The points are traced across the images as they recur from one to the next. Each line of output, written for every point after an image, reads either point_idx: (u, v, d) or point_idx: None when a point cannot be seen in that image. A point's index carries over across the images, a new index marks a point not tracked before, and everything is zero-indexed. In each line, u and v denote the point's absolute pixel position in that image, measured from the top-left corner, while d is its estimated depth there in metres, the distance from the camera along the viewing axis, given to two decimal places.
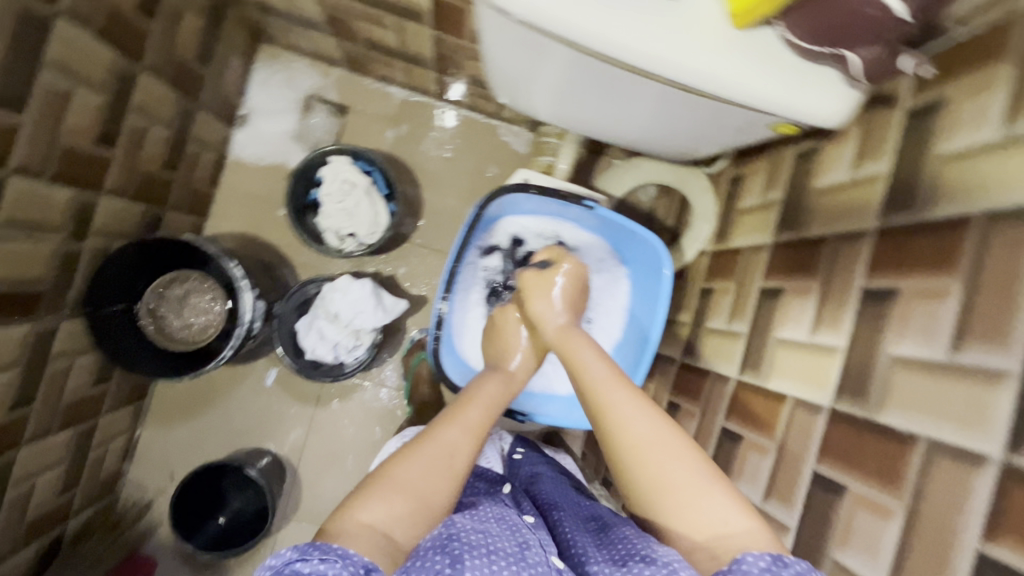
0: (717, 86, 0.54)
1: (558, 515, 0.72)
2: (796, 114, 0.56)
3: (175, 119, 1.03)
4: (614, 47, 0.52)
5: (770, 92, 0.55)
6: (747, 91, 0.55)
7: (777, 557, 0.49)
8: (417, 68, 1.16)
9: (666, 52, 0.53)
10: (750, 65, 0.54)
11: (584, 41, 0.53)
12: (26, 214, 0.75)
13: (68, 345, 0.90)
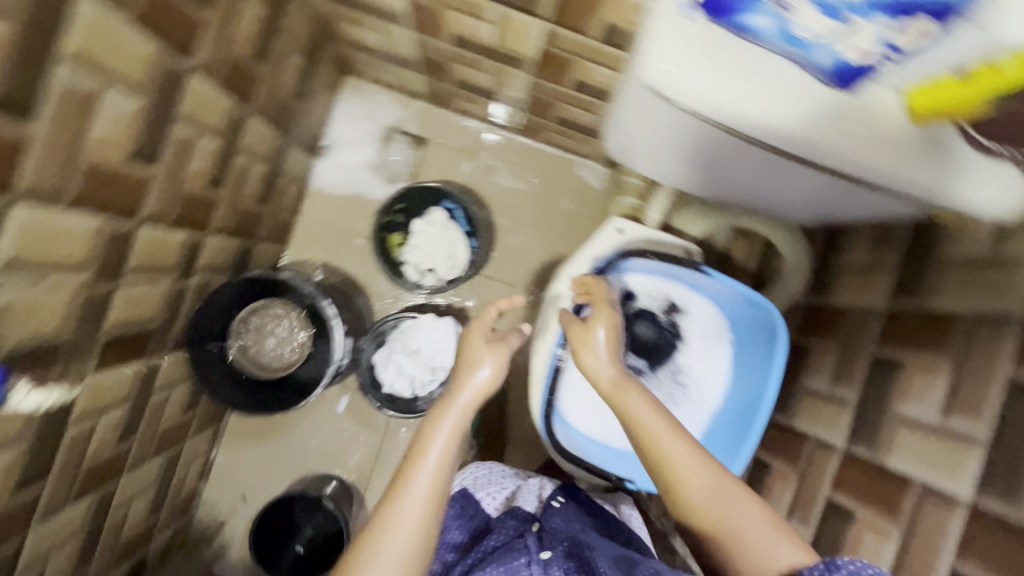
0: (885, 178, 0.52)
1: (589, 552, 0.70)
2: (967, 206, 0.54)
3: (271, 156, 1.05)
4: (774, 135, 0.51)
5: (943, 186, 0.53)
6: (909, 184, 0.53)
7: (832, 562, 0.57)
8: (503, 105, 1.17)
9: (836, 144, 0.51)
10: (924, 159, 0.52)
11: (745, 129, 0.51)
12: (149, 259, 0.78)
13: (168, 378, 0.92)
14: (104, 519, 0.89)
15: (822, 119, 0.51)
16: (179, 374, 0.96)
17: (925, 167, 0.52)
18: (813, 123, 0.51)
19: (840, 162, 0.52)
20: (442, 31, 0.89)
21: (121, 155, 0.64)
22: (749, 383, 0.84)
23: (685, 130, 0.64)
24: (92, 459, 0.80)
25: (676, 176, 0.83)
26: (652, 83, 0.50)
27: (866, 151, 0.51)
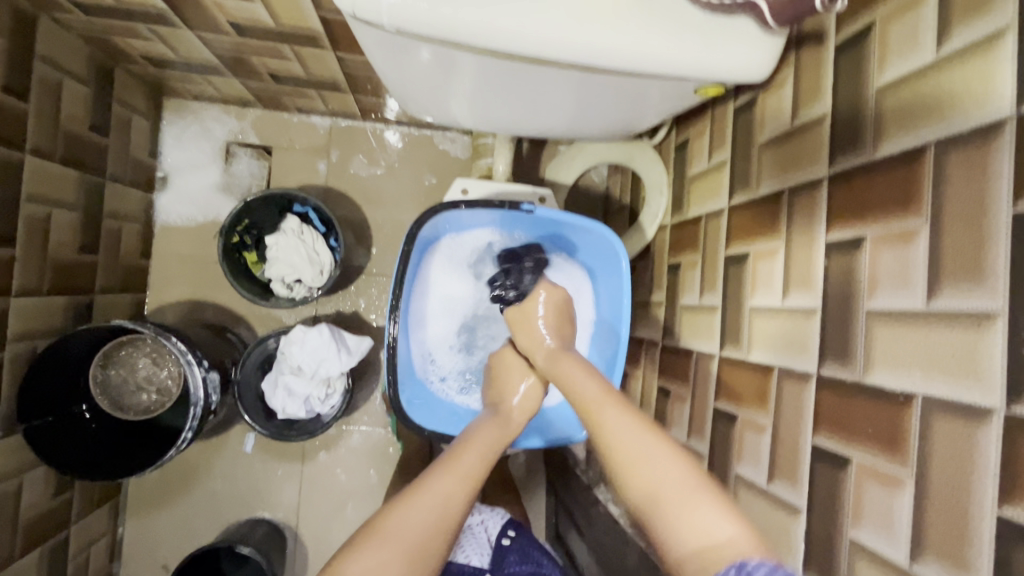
0: (628, 62, 0.50)
1: None
2: (718, 74, 0.52)
3: (79, 197, 0.95)
4: (497, 39, 0.48)
5: (688, 59, 0.51)
6: (649, 62, 0.50)
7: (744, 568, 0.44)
8: (332, 93, 1.10)
9: (565, 38, 0.48)
10: (660, 34, 0.49)
11: (467, 41, 0.48)
12: None
13: (8, 463, 0.83)
14: None
15: (540, 13, 0.47)
16: (24, 457, 0.86)
17: (659, 36, 0.49)
18: (529, 16, 0.47)
19: (573, 55, 0.49)
20: (216, 22, 0.82)
21: None
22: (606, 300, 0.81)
23: (449, 66, 0.61)
24: None
25: (489, 122, 0.80)
26: (351, 12, 0.46)
27: (598, 37, 0.48)
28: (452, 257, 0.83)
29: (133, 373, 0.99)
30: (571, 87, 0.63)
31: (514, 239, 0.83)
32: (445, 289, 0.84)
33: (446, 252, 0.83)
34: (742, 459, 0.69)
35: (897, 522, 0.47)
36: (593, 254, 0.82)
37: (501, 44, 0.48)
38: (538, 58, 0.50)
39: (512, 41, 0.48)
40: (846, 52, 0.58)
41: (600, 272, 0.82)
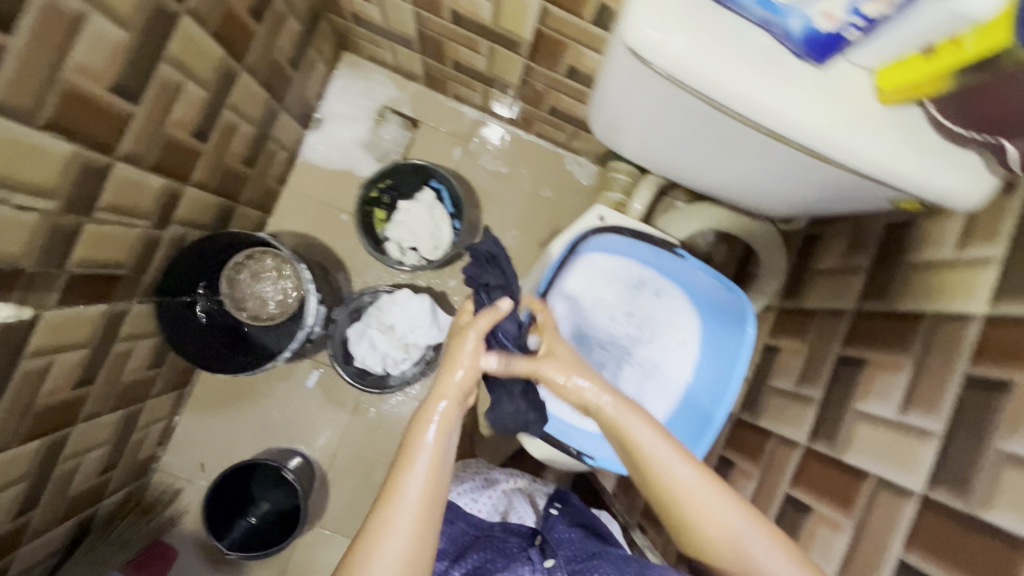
0: (855, 162, 0.51)
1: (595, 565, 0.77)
2: (936, 198, 0.52)
3: (261, 117, 1.04)
4: (761, 114, 0.49)
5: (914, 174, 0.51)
6: (875, 168, 0.51)
7: None
8: (497, 92, 1.18)
9: (812, 123, 0.49)
10: (895, 144, 0.50)
11: (720, 99, 0.50)
12: (123, 200, 0.76)
13: (133, 328, 0.91)
14: (54, 465, 0.87)
15: (796, 95, 0.49)
16: (144, 328, 0.94)
17: (896, 149, 0.50)
18: (789, 93, 0.49)
19: (811, 140, 0.50)
20: (441, 5, 0.90)
21: (99, 86, 0.63)
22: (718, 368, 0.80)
23: (668, 106, 0.64)
24: (43, 401, 0.78)
25: (658, 159, 0.81)
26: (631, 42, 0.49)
27: (839, 131, 0.49)
28: (584, 278, 0.83)
29: (265, 275, 1.05)
30: (772, 153, 0.64)
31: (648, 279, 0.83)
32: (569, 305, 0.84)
33: (582, 273, 0.83)
34: (809, 550, 0.71)
35: None
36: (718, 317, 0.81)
37: (750, 113, 0.50)
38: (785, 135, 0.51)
39: (762, 113, 0.49)
40: None
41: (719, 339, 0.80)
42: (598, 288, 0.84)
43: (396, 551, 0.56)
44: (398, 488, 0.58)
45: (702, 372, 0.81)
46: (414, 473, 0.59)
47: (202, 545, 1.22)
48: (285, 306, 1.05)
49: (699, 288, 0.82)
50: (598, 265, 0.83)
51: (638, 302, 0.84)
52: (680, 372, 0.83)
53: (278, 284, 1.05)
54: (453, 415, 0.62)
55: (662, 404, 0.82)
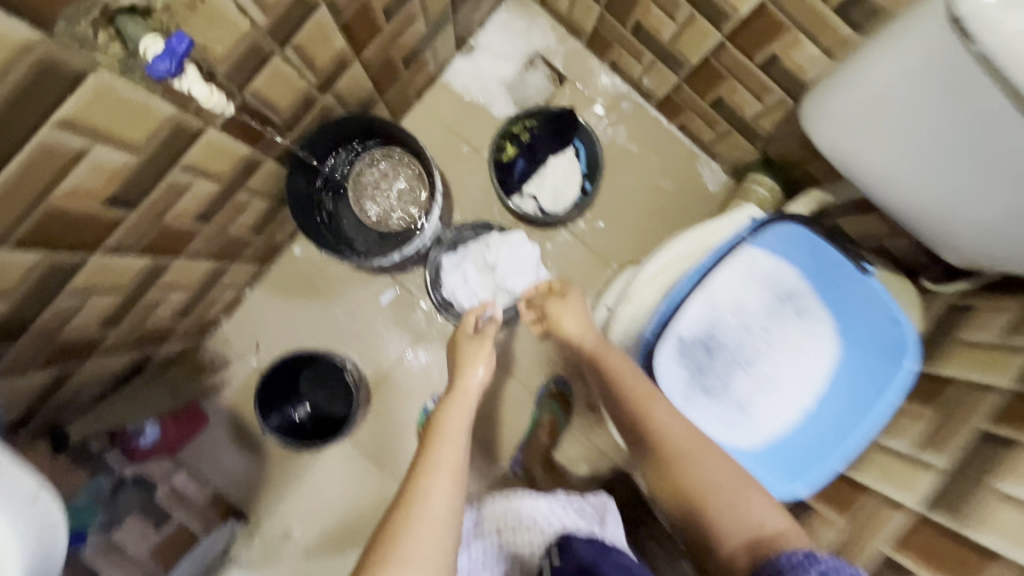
0: None
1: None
2: None
3: (435, 20, 1.02)
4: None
5: None
6: None
7: (811, 554, 0.56)
8: (663, 68, 1.13)
9: None
10: None
11: None
12: (309, 46, 0.74)
13: (258, 183, 0.89)
14: (146, 290, 0.85)
15: None
16: (266, 187, 0.92)
17: None
18: None
19: None
20: None
21: None
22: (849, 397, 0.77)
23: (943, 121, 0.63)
24: (170, 220, 0.76)
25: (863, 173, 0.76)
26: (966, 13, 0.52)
27: None
28: (745, 270, 0.76)
29: (394, 175, 1.07)
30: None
31: (804, 290, 0.78)
32: (721, 294, 0.77)
33: (745, 265, 0.76)
34: None
35: None
36: (865, 346, 0.77)
37: None
38: None
39: None
40: None
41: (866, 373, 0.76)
42: (752, 284, 0.77)
43: (439, 512, 0.65)
44: (434, 460, 0.70)
45: (825, 407, 0.77)
46: (444, 444, 0.72)
47: (233, 422, 1.20)
48: (406, 219, 1.08)
49: (850, 311, 0.77)
50: (761, 263, 0.77)
51: (783, 316, 0.78)
52: (805, 396, 0.78)
53: (404, 188, 1.08)
54: (472, 394, 0.83)
55: (773, 426, 0.78)
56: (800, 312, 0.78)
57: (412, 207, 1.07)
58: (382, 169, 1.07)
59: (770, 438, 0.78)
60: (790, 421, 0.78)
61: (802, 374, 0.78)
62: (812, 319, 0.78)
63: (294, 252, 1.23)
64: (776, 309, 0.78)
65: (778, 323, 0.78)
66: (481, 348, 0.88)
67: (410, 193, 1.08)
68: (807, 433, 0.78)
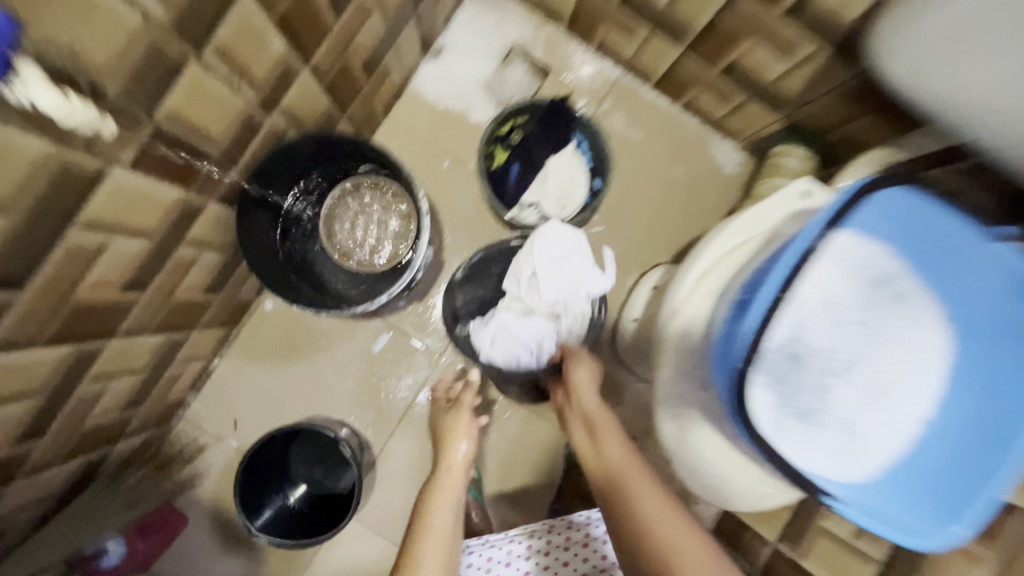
0: None
1: None
2: None
3: (393, 17, 0.87)
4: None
5: None
6: None
7: None
8: (661, 40, 0.99)
9: None
10: None
11: None
12: (239, 50, 0.58)
13: (204, 232, 0.72)
14: (73, 387, 0.67)
15: None
16: (215, 236, 0.75)
17: None
18: None
19: None
20: None
21: None
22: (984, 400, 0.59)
23: None
24: (85, 294, 0.58)
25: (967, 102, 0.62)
26: None
27: None
28: (832, 256, 0.59)
29: (374, 204, 0.91)
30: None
31: (908, 271, 0.61)
32: (808, 291, 0.59)
33: (832, 249, 0.59)
34: None
35: None
36: (1000, 333, 0.59)
37: None
38: None
39: None
40: None
41: (1004, 365, 0.59)
42: (841, 273, 0.60)
43: None
44: (426, 538, 0.72)
45: (951, 412, 0.60)
46: (433, 526, 0.73)
47: (216, 518, 1.01)
48: (390, 255, 0.91)
49: (975, 294, 0.59)
50: (849, 246, 0.59)
51: (880, 307, 0.61)
52: (930, 406, 0.60)
53: (385, 217, 0.91)
54: (459, 478, 0.80)
55: (890, 447, 0.60)
56: (908, 300, 0.61)
57: (399, 239, 0.91)
58: (358, 198, 0.91)
59: (890, 463, 0.60)
60: (910, 440, 0.60)
61: (920, 378, 0.60)
62: (923, 309, 0.61)
63: (265, 307, 1.05)
64: (878, 301, 0.61)
65: (882, 318, 0.61)
66: (461, 420, 0.87)
67: (395, 223, 0.91)
68: (935, 451, 0.60)
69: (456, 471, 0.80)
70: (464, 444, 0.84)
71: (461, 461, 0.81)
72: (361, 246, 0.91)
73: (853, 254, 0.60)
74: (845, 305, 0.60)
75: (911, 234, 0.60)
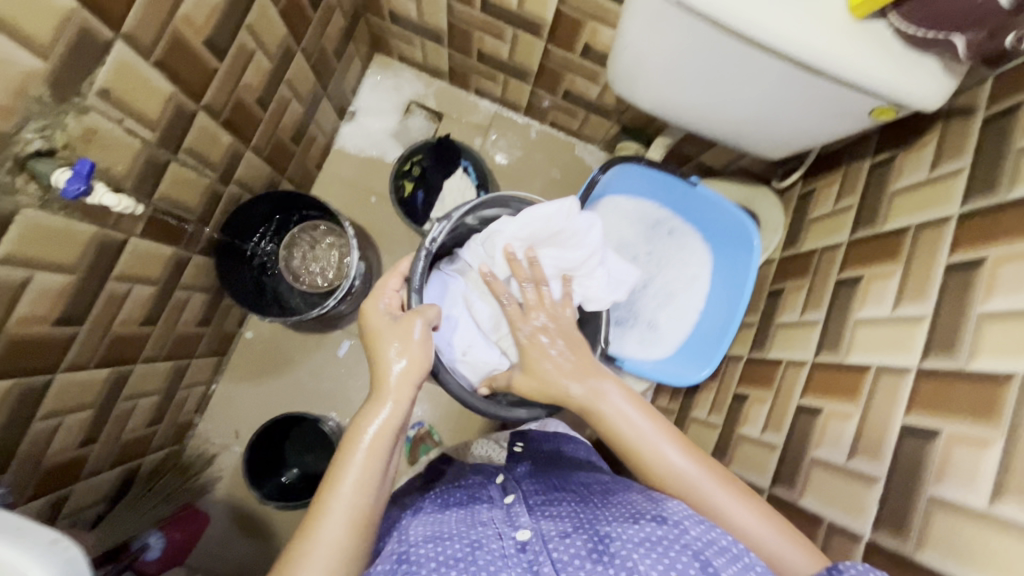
0: (834, 65, 0.62)
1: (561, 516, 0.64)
2: (902, 93, 0.62)
3: (308, 100, 1.17)
4: (772, 33, 0.61)
5: (879, 73, 0.61)
6: (854, 71, 0.62)
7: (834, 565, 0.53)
8: (516, 81, 1.31)
9: (795, 34, 0.61)
10: (865, 50, 0.61)
11: (729, 21, 0.61)
12: (199, 149, 0.87)
13: (192, 277, 1.00)
14: (115, 402, 0.93)
15: (787, 15, 0.61)
16: (200, 279, 1.02)
17: (865, 53, 0.61)
18: (780, 15, 0.60)
19: (797, 48, 0.61)
20: None
21: (199, 35, 0.75)
22: (727, 286, 0.89)
23: (674, 44, 0.70)
24: (118, 327, 0.85)
25: (663, 100, 0.83)
26: None
27: (813, 39, 0.61)
28: (608, 215, 0.92)
29: (318, 239, 1.19)
30: (774, 87, 0.70)
31: (664, 213, 0.93)
32: None
33: (605, 210, 0.92)
34: (822, 444, 0.77)
35: (980, 476, 0.55)
36: (724, 240, 0.90)
37: (749, 27, 0.61)
38: (780, 48, 0.62)
39: (757, 29, 0.61)
40: (991, 122, 0.71)
41: (729, 261, 0.89)
42: (619, 224, 0.93)
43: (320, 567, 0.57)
44: (329, 502, 0.60)
45: (710, 299, 0.91)
46: (347, 476, 0.62)
47: (233, 510, 1.25)
48: (333, 276, 1.18)
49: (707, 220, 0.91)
50: (626, 201, 0.92)
51: (658, 239, 0.94)
52: (696, 298, 0.92)
53: (327, 248, 1.19)
54: (392, 413, 0.67)
55: (677, 329, 0.91)
56: (668, 233, 0.93)
57: (338, 264, 1.19)
58: (306, 235, 1.18)
59: (679, 339, 0.91)
60: (689, 321, 0.91)
61: (686, 282, 0.93)
62: (681, 235, 0.93)
63: (247, 336, 1.32)
64: (649, 237, 0.94)
65: (655, 248, 0.93)
66: (400, 330, 0.74)
67: (335, 251, 1.19)
68: (705, 326, 0.90)
69: (387, 414, 0.67)
70: (401, 353, 0.72)
71: (390, 397, 0.68)
72: (310, 271, 1.18)
73: (623, 211, 0.93)
74: (628, 243, 0.93)
75: (657, 189, 0.92)
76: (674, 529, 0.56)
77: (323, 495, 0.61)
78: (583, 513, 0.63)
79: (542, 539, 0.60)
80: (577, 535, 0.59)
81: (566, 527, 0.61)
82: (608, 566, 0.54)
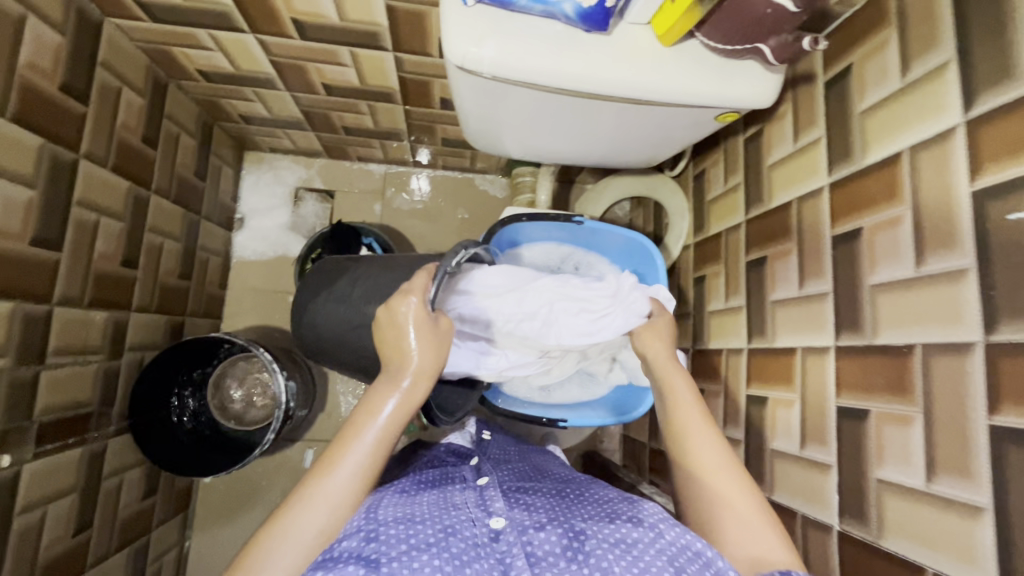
0: (658, 93, 0.61)
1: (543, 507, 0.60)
2: (732, 101, 0.62)
3: (183, 232, 1.11)
4: (591, 81, 0.60)
5: (704, 88, 0.61)
6: (681, 92, 0.61)
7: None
8: (392, 142, 1.27)
9: (613, 76, 0.60)
10: (683, 70, 0.61)
11: (546, 81, 0.60)
12: (69, 342, 0.81)
13: (116, 461, 0.94)
14: None
15: (599, 61, 0.59)
16: (126, 458, 0.96)
17: (685, 74, 0.61)
18: (593, 63, 0.59)
19: (620, 88, 0.60)
20: (311, 83, 1.00)
21: (20, 242, 0.70)
22: None
23: (511, 105, 0.68)
24: (46, 554, 0.79)
25: (524, 149, 0.81)
26: (459, 63, 0.58)
27: (632, 75, 0.60)
28: None
29: (240, 375, 1.15)
30: (618, 120, 0.70)
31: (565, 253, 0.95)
32: None
33: None
34: (776, 434, 0.78)
35: (914, 453, 0.56)
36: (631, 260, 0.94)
37: (568, 82, 0.59)
38: (604, 92, 0.61)
39: (576, 82, 0.60)
40: (832, 87, 0.72)
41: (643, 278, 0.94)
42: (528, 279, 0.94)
43: (308, 539, 0.52)
44: (333, 471, 0.54)
45: None
46: (352, 461, 0.55)
47: None
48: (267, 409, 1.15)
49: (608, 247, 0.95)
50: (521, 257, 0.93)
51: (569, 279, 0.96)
52: None
53: (253, 382, 1.16)
54: (401, 417, 0.57)
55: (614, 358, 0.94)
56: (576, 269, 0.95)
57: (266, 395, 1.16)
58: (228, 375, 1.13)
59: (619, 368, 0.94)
60: None
61: None
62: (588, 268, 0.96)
63: (205, 479, 1.26)
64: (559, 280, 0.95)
65: None
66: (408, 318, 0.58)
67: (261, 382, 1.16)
68: None
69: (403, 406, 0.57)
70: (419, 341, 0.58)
71: (408, 380, 0.57)
72: (239, 410, 1.13)
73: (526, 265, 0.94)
74: None
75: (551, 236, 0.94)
76: (650, 532, 0.55)
77: (327, 462, 0.55)
78: (559, 507, 0.60)
79: (516, 528, 0.55)
80: (552, 527, 0.55)
81: (541, 517, 0.57)
82: (584, 565, 0.51)
